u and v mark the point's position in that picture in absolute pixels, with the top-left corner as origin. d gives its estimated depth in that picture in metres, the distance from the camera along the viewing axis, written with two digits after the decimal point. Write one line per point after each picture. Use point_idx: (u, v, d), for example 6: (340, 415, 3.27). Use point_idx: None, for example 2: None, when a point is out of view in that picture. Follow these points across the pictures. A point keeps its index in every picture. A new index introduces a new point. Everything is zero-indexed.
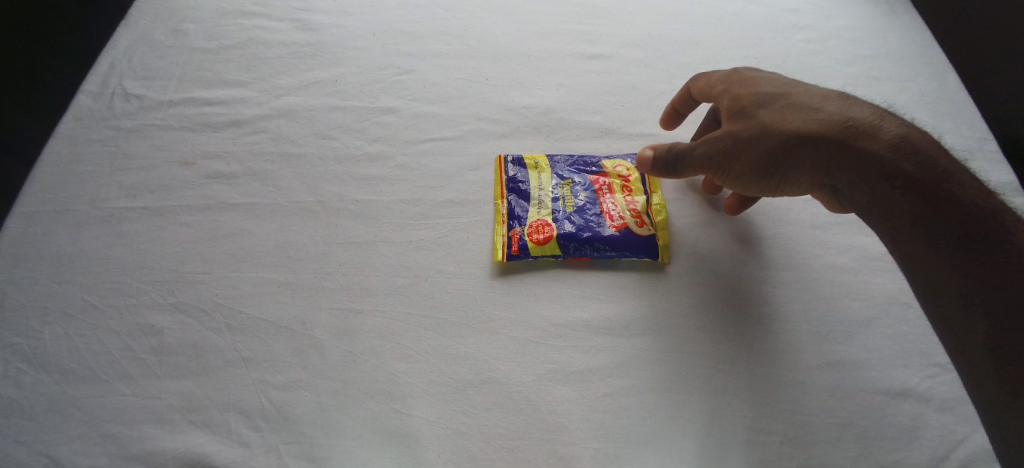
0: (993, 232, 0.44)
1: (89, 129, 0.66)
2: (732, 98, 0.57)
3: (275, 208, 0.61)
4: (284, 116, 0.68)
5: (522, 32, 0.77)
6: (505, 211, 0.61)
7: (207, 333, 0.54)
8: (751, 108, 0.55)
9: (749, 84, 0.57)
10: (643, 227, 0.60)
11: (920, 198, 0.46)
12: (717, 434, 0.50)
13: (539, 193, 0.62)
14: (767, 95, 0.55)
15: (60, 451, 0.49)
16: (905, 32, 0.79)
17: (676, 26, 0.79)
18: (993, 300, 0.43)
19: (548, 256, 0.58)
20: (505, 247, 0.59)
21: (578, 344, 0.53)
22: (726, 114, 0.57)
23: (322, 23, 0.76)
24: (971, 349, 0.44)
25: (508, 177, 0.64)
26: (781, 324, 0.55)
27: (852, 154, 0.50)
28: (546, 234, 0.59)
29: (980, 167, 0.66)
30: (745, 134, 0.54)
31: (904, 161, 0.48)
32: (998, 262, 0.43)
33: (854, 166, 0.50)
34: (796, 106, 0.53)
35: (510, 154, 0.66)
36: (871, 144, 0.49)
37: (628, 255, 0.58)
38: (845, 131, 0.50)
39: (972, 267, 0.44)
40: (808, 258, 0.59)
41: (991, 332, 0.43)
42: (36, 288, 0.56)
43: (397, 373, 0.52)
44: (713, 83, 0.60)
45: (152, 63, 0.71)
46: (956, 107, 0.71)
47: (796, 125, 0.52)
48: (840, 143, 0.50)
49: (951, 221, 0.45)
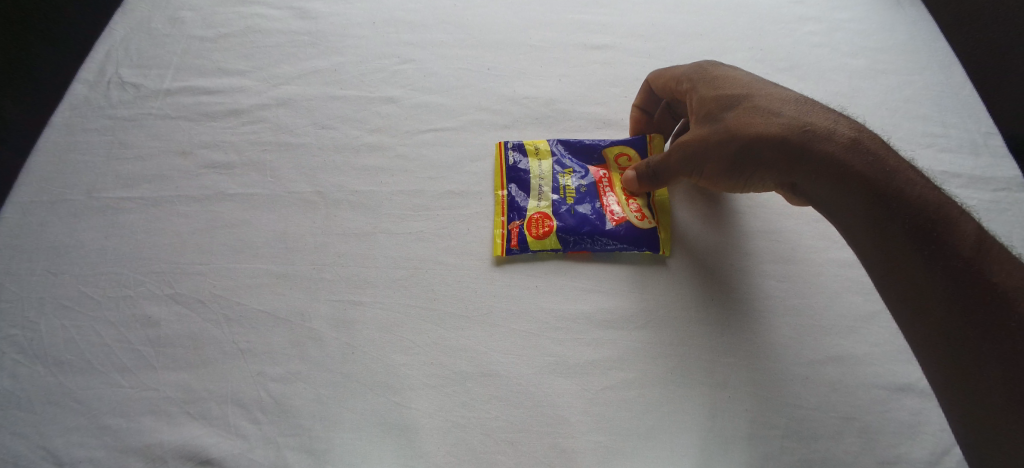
0: (945, 231, 0.43)
1: (85, 118, 0.65)
2: (699, 98, 0.56)
3: (273, 199, 0.61)
4: (283, 105, 0.67)
5: (525, 22, 0.76)
6: (505, 202, 0.61)
7: (204, 325, 0.54)
8: (718, 111, 0.54)
9: (715, 83, 0.56)
10: (644, 221, 0.59)
11: (875, 200, 0.46)
12: (720, 428, 0.49)
13: (539, 184, 0.61)
14: (733, 95, 0.54)
15: (57, 442, 0.49)
16: (912, 24, 0.78)
17: (681, 16, 0.78)
18: (952, 302, 0.42)
19: (547, 250, 0.58)
20: (504, 241, 0.58)
21: (579, 336, 0.53)
22: (693, 115, 0.57)
23: (322, 11, 0.75)
24: (928, 351, 0.44)
25: (509, 165, 0.63)
26: (785, 318, 0.55)
27: (809, 157, 0.49)
28: (546, 228, 0.58)
29: (987, 161, 0.65)
30: (709, 141, 0.53)
31: (854, 165, 0.47)
32: (952, 263, 0.42)
33: (812, 169, 0.49)
34: (763, 107, 0.52)
35: (511, 141, 0.65)
36: (826, 147, 0.49)
37: (629, 248, 0.58)
38: (807, 135, 0.50)
39: (925, 270, 0.43)
40: (812, 251, 0.59)
41: (948, 332, 0.42)
42: (33, 278, 0.55)
43: (396, 365, 0.51)
44: (683, 81, 0.59)
45: (149, 52, 0.70)
46: (963, 101, 0.70)
47: (761, 128, 0.51)
48: (800, 147, 0.50)
49: (903, 223, 0.45)
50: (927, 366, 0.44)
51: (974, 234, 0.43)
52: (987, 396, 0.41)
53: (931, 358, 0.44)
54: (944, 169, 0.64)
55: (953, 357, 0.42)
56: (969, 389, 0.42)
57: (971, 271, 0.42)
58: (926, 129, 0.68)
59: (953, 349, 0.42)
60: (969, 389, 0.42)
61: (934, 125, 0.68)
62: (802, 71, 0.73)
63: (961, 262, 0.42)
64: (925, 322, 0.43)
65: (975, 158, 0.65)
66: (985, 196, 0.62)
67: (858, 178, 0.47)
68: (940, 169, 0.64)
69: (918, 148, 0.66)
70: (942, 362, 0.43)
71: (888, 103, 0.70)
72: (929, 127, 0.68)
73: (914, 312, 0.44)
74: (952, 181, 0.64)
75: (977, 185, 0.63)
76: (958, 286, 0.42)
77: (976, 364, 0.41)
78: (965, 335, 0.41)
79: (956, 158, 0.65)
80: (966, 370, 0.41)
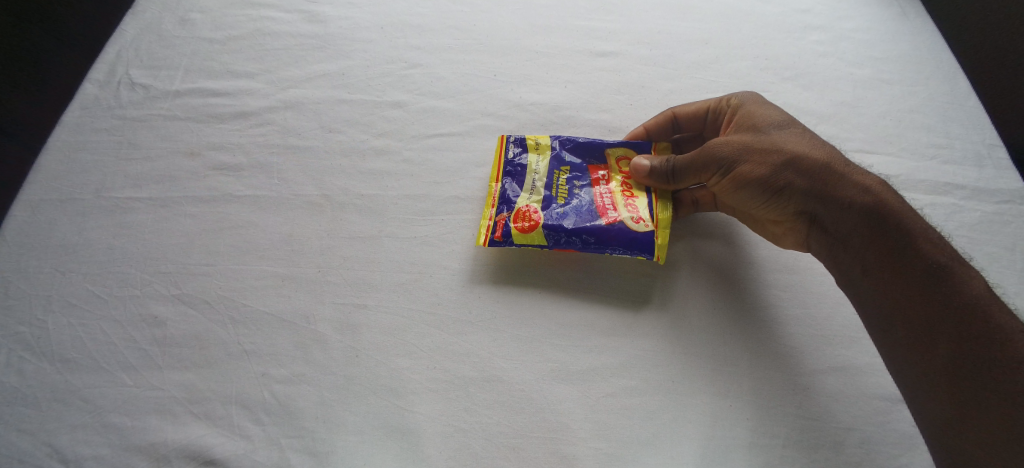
0: (959, 274, 0.46)
1: (95, 119, 0.66)
2: (745, 112, 0.58)
3: (280, 201, 0.61)
4: (291, 108, 0.68)
5: (532, 28, 0.76)
6: (497, 193, 0.60)
7: (210, 326, 0.54)
8: (765, 127, 0.55)
9: (763, 107, 0.58)
10: (639, 224, 0.56)
11: (895, 235, 0.48)
12: (720, 437, 0.49)
13: (533, 179, 0.60)
14: (780, 119, 0.56)
15: (61, 440, 0.49)
16: (918, 35, 0.78)
17: (687, 24, 0.78)
18: (962, 338, 0.43)
19: (532, 245, 0.57)
20: (489, 232, 0.57)
21: (581, 343, 0.53)
22: (735, 128, 0.58)
23: (330, 15, 0.76)
24: (929, 383, 0.44)
25: (508, 159, 0.62)
26: (786, 327, 0.55)
27: (838, 185, 0.52)
28: (531, 222, 0.57)
29: (991, 174, 0.65)
30: (752, 148, 0.54)
31: (883, 201, 0.50)
32: (963, 301, 0.44)
33: (839, 198, 0.51)
34: (806, 135, 0.55)
35: (514, 135, 0.65)
36: (860, 181, 0.51)
37: (619, 251, 0.56)
38: (845, 167, 0.52)
39: (939, 302, 0.45)
40: (814, 262, 0.59)
41: (956, 364, 0.43)
42: (41, 276, 0.56)
43: (399, 369, 0.51)
44: (731, 97, 0.60)
45: (159, 53, 0.71)
46: (967, 113, 0.70)
47: (803, 149, 0.53)
48: (835, 175, 0.52)
49: (920, 258, 0.47)
50: (924, 398, 0.45)
51: (984, 285, 0.45)
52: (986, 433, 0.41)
53: (931, 389, 0.44)
54: (949, 181, 0.64)
55: (960, 390, 0.43)
56: (967, 423, 0.42)
57: (981, 312, 0.44)
58: (930, 140, 0.68)
59: (956, 382, 0.43)
60: (967, 423, 0.42)
61: (938, 136, 0.68)
62: (806, 80, 0.74)
63: (972, 302, 0.44)
64: (931, 352, 0.45)
65: (978, 170, 0.65)
66: (989, 209, 0.62)
67: (885, 213, 0.49)
68: (945, 180, 0.64)
69: (922, 159, 0.66)
70: (943, 395, 0.44)
71: (893, 114, 0.70)
72: (932, 138, 0.68)
73: (923, 341, 0.45)
74: (956, 192, 0.64)
75: (981, 197, 0.63)
76: (968, 324, 0.44)
77: (979, 399, 0.42)
78: (968, 370, 0.43)
79: (960, 170, 0.65)
80: (968, 405, 0.42)
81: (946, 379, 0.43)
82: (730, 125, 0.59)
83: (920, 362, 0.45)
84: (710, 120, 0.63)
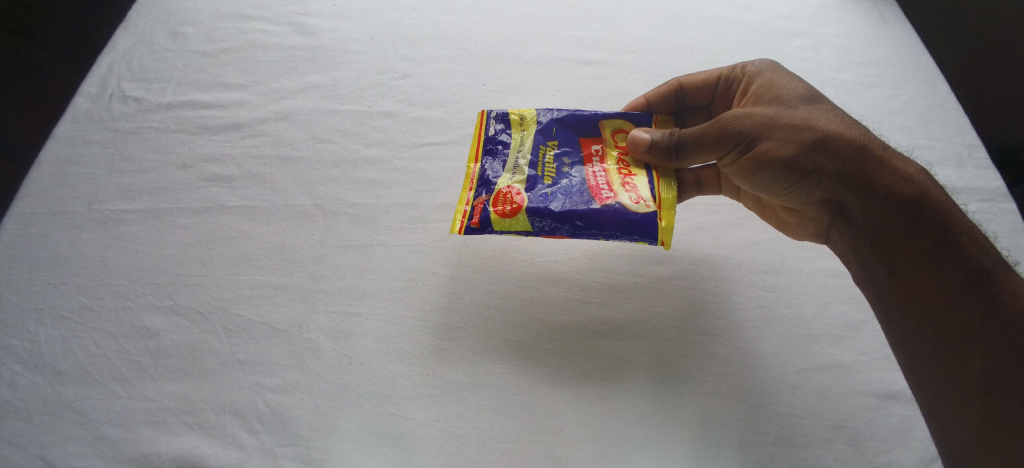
0: (1000, 278, 0.45)
1: (86, 131, 0.66)
2: (768, 82, 0.59)
3: (272, 211, 0.62)
4: (283, 119, 0.69)
5: (520, 38, 0.78)
6: (476, 175, 0.58)
7: (204, 336, 0.54)
8: (792, 102, 0.55)
9: (785, 77, 0.58)
10: (639, 204, 0.54)
11: (933, 228, 0.48)
12: (713, 436, 0.50)
13: (516, 157, 0.58)
14: (807, 93, 0.56)
15: (54, 453, 0.49)
16: (898, 39, 0.80)
17: (672, 32, 0.80)
18: (998, 345, 0.43)
19: (519, 232, 0.54)
20: (465, 218, 0.54)
21: (573, 347, 0.54)
22: (756, 101, 0.58)
23: (321, 27, 0.77)
24: (951, 383, 0.45)
25: (488, 135, 0.61)
26: (775, 327, 0.56)
27: (873, 171, 0.51)
28: (513, 206, 0.54)
29: (971, 173, 0.66)
30: (777, 123, 0.53)
31: (924, 188, 0.50)
32: (1007, 308, 0.44)
33: (876, 184, 0.51)
34: (837, 114, 0.54)
35: (496, 112, 0.63)
36: (898, 165, 0.51)
37: (617, 235, 0.53)
38: (879, 149, 0.52)
39: (978, 304, 0.45)
40: (800, 262, 0.61)
41: (989, 375, 0.43)
42: (33, 289, 0.56)
43: (393, 375, 0.52)
44: (746, 64, 0.62)
45: (150, 66, 0.72)
46: (947, 114, 0.72)
47: (834, 128, 0.53)
48: (869, 159, 0.51)
49: (958, 253, 0.47)
50: (943, 396, 0.46)
51: None
52: (1008, 448, 0.41)
53: (952, 391, 0.45)
54: None
55: (993, 396, 0.43)
56: (993, 432, 0.42)
57: None
58: (910, 142, 0.69)
59: (985, 391, 0.43)
60: (988, 432, 0.43)
61: (918, 137, 0.70)
62: None
63: (1017, 311, 0.44)
64: (960, 357, 0.45)
65: (959, 170, 0.67)
66: (969, 208, 0.64)
67: (923, 203, 0.49)
68: None
69: None
70: (964, 400, 0.44)
71: (874, 116, 0.72)
72: (913, 140, 0.69)
73: (951, 341, 0.45)
74: None
75: (961, 197, 0.65)
76: (1008, 333, 0.43)
77: (1011, 414, 0.42)
78: (1004, 383, 0.42)
79: (940, 170, 0.67)
80: (999, 418, 0.42)
81: (975, 387, 0.44)
82: (748, 93, 0.60)
83: (943, 363, 0.45)
84: (725, 87, 0.64)
